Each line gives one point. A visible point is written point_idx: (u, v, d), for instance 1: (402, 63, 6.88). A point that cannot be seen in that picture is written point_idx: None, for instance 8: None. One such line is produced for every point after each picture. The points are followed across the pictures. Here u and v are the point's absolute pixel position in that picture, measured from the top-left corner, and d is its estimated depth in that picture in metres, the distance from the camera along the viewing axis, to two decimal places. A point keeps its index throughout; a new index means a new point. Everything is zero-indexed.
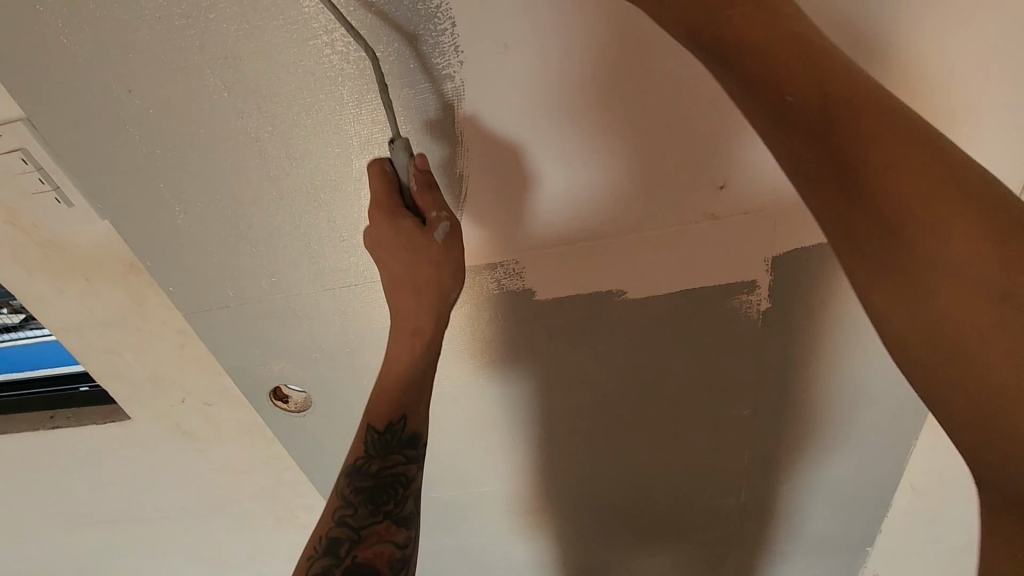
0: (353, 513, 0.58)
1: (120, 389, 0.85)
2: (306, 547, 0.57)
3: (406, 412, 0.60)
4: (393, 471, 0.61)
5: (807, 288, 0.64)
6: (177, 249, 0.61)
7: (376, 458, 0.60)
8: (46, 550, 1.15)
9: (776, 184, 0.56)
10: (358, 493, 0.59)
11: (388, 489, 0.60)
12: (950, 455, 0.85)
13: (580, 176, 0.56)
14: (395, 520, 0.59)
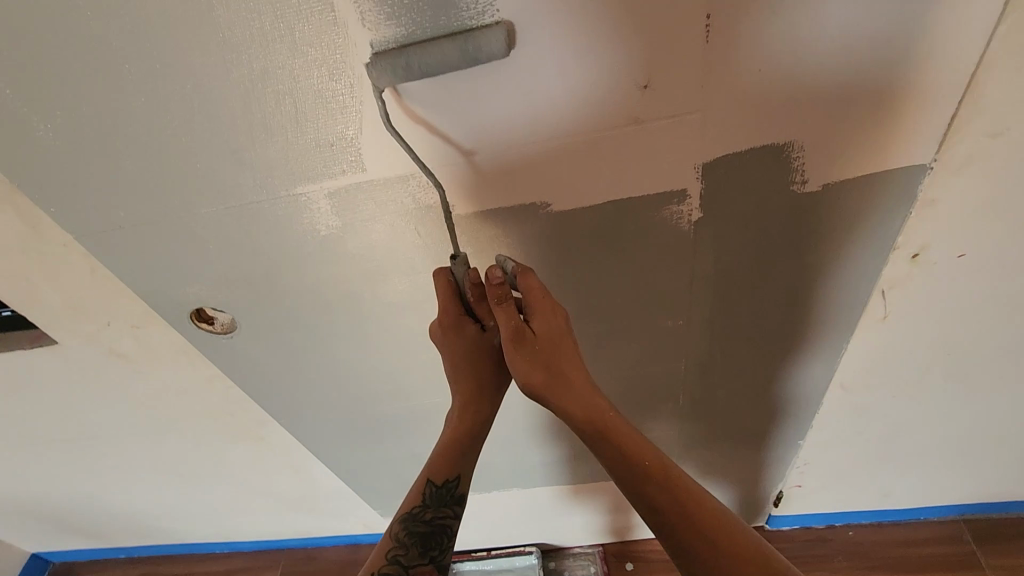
0: (405, 552, 0.74)
1: (39, 313, 0.82)
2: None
3: (460, 472, 0.76)
4: (442, 522, 0.77)
5: (735, 196, 0.62)
6: (51, 168, 0.55)
7: (430, 508, 0.76)
8: (11, 459, 1.18)
9: (706, 84, 0.51)
10: (410, 537, 0.75)
11: (435, 539, 0.76)
12: (879, 358, 0.90)
13: (490, 79, 0.50)
14: (437, 567, 0.74)
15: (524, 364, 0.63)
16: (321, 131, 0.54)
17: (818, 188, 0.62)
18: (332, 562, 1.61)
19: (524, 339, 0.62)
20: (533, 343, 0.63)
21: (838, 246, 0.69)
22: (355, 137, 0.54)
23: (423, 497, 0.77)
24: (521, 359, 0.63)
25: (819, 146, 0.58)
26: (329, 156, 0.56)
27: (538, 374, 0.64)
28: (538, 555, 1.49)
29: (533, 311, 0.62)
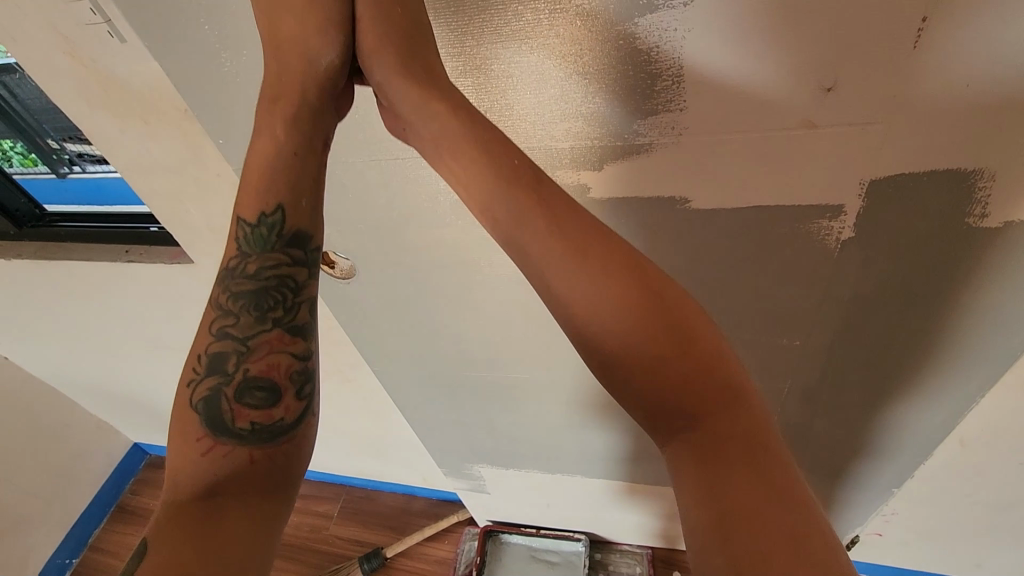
0: (235, 322, 0.57)
1: (183, 232, 0.90)
2: (186, 369, 0.56)
3: (282, 203, 0.56)
4: (277, 273, 0.58)
5: (898, 219, 0.57)
6: (226, 100, 0.59)
7: (252, 258, 0.57)
8: (134, 356, 1.32)
9: (899, 93, 0.47)
10: (239, 298, 0.57)
11: (274, 293, 0.58)
12: (1012, 418, 0.82)
13: (663, 61, 0.48)
14: (286, 329, 0.58)
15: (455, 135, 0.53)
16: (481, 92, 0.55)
17: (997, 225, 0.56)
18: (388, 507, 1.70)
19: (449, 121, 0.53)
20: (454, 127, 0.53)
21: (1004, 293, 0.62)
22: None
23: (239, 243, 0.57)
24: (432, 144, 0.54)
25: (1014, 179, 0.52)
26: (478, 116, 0.57)
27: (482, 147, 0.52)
28: (586, 544, 1.49)
29: (463, 109, 0.55)
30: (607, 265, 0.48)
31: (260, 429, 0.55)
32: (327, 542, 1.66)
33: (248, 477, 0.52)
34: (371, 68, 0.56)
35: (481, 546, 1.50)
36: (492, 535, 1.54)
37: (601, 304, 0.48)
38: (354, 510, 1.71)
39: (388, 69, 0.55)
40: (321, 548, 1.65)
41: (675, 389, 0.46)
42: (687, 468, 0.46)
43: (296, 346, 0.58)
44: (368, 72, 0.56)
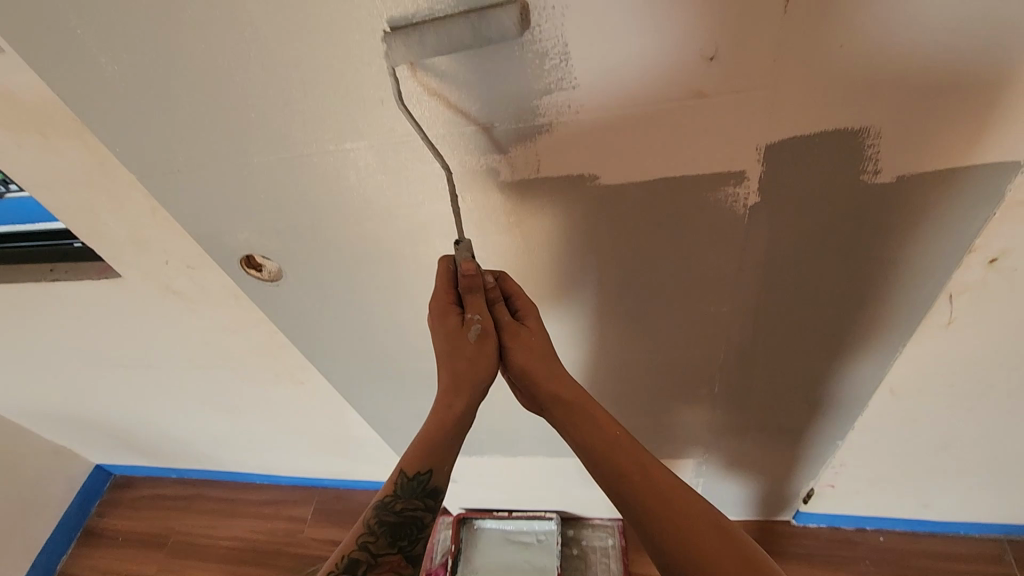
0: (374, 540, 0.71)
1: (104, 246, 0.87)
2: (329, 563, 0.70)
3: (432, 467, 0.72)
4: (413, 514, 0.73)
5: (798, 180, 0.58)
6: (115, 108, 0.57)
7: (399, 500, 0.72)
8: (78, 377, 1.28)
9: (778, 57, 0.48)
10: (381, 525, 0.72)
11: (407, 527, 0.72)
12: (936, 365, 0.85)
13: (548, 41, 0.48)
14: (406, 557, 0.72)
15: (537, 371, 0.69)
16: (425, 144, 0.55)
17: (891, 180, 0.57)
18: (362, 504, 1.70)
19: (520, 333, 0.68)
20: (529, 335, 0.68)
21: (908, 243, 0.65)
22: (370, 171, 0.61)
23: (395, 487, 0.73)
24: (521, 349, 0.68)
25: (898, 133, 0.53)
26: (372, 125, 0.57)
27: (538, 365, 0.69)
28: (558, 522, 1.52)
29: (522, 309, 0.69)
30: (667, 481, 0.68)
31: None
32: (303, 545, 1.65)
33: None
34: (449, 301, 0.65)
35: (455, 534, 1.51)
36: (466, 522, 1.56)
37: (666, 518, 0.65)
38: (328, 510, 1.70)
39: (471, 306, 0.65)
40: (297, 552, 1.64)
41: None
42: None
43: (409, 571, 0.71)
44: (446, 305, 0.65)
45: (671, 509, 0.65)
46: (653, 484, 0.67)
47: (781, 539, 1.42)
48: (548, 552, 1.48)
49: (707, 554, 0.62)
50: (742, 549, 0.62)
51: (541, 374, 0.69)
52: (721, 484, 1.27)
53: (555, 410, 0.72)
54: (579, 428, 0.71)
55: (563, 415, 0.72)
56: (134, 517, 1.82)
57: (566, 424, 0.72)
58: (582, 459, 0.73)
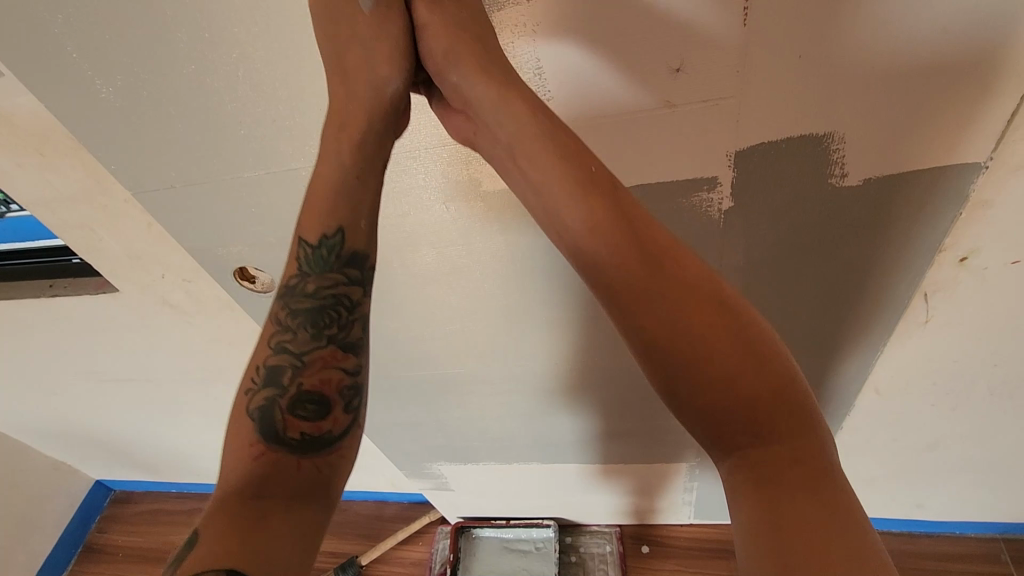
0: (293, 338, 0.57)
1: (102, 261, 0.89)
2: (244, 378, 0.56)
3: (343, 224, 0.56)
4: (330, 291, 0.58)
5: (769, 185, 0.60)
6: (110, 126, 0.60)
7: (311, 279, 0.57)
8: (77, 392, 1.30)
9: (741, 68, 0.50)
10: (297, 318, 0.57)
11: (331, 311, 0.58)
12: (918, 364, 0.86)
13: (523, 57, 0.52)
14: (341, 347, 0.58)
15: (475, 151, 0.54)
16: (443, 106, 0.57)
17: (860, 183, 0.59)
18: (360, 515, 1.70)
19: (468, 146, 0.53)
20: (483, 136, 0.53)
21: (882, 244, 0.66)
22: None
23: (300, 263, 0.58)
24: None
25: (863, 138, 0.55)
26: None
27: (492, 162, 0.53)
28: (555, 530, 1.52)
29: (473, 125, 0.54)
30: (675, 257, 0.47)
31: (308, 440, 0.54)
32: None
33: (291, 480, 0.52)
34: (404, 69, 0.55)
35: (453, 543, 1.52)
36: (464, 531, 1.57)
37: (677, 299, 0.45)
38: None
39: (399, 100, 0.51)
40: None
41: (744, 411, 0.43)
42: (749, 498, 0.42)
43: (347, 363, 0.58)
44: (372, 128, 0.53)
45: (641, 277, 0.46)
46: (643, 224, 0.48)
47: None
48: (546, 560, 1.48)
49: (719, 368, 0.43)
50: (776, 370, 0.43)
51: (483, 137, 0.53)
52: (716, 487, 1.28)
53: (502, 177, 0.54)
54: (531, 155, 0.50)
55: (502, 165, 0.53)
56: (134, 533, 1.82)
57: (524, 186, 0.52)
58: (535, 213, 0.53)
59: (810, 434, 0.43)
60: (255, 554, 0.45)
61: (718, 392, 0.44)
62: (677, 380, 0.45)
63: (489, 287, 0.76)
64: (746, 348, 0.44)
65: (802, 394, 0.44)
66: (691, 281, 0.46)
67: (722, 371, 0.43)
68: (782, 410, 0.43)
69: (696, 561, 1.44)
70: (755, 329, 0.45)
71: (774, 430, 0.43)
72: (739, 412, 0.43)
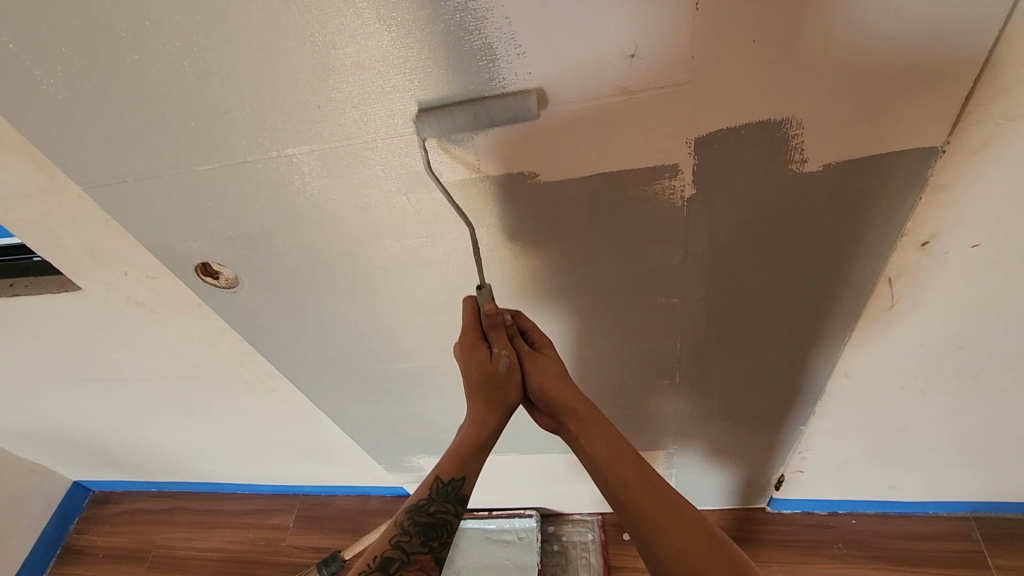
0: (408, 539, 0.79)
1: (62, 259, 0.87)
2: (363, 562, 0.77)
3: (466, 473, 0.81)
4: (444, 517, 0.81)
5: (731, 171, 0.60)
6: (55, 120, 0.58)
7: (435, 502, 0.81)
8: (46, 393, 1.27)
9: (697, 54, 0.50)
10: (415, 526, 0.80)
11: (437, 529, 0.80)
12: (886, 348, 0.87)
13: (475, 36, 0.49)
14: (435, 557, 0.79)
15: (555, 382, 0.77)
16: (412, 83, 0.53)
17: (820, 169, 0.59)
18: (343, 510, 1.70)
19: (541, 361, 0.78)
20: (546, 359, 0.78)
21: (846, 229, 0.66)
22: (315, 179, 0.63)
23: (429, 491, 0.82)
24: (542, 373, 0.77)
25: (822, 123, 0.55)
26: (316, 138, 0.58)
27: (559, 385, 0.77)
28: (537, 519, 1.53)
29: (538, 341, 0.80)
30: (668, 496, 0.74)
31: None
32: (285, 553, 1.65)
33: None
34: (478, 336, 0.74)
35: None
36: None
37: (672, 515, 0.71)
38: (310, 517, 1.70)
39: (498, 341, 0.74)
40: (279, 561, 1.64)
41: None
42: None
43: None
44: (473, 338, 0.74)
45: (640, 490, 0.74)
46: (648, 470, 0.76)
47: (756, 526, 1.44)
48: (528, 549, 1.49)
49: (696, 556, 0.68)
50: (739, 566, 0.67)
51: (557, 386, 0.77)
52: (694, 474, 1.29)
53: (573, 426, 0.79)
54: (590, 437, 0.77)
55: (577, 430, 0.79)
56: (114, 533, 1.80)
57: (579, 437, 0.79)
58: (590, 472, 0.79)
59: None
60: None
61: (694, 559, 0.67)
62: (668, 558, 0.69)
63: (456, 279, 0.76)
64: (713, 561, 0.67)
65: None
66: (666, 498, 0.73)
67: (698, 551, 0.68)
68: None
69: None
70: (724, 545, 0.69)
71: None
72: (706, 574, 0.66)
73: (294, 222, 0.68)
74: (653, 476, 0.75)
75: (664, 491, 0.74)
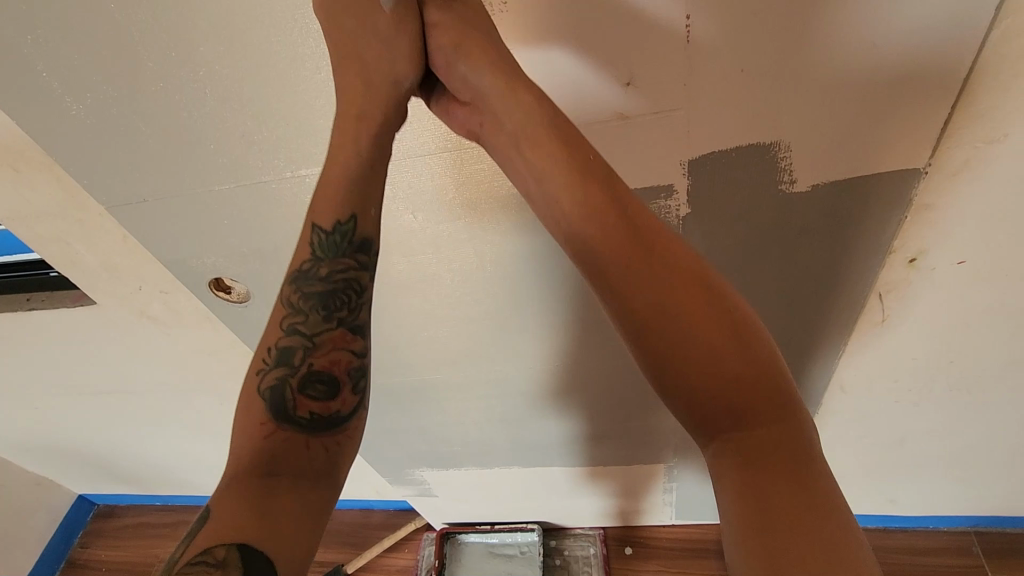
0: (304, 319, 0.59)
1: (78, 275, 0.90)
2: (255, 359, 0.58)
3: (355, 211, 0.57)
4: (344, 275, 0.60)
5: (724, 191, 0.62)
6: (82, 141, 0.61)
7: (324, 262, 0.59)
8: (55, 405, 1.30)
9: (688, 82, 0.53)
10: (308, 298, 0.59)
11: (342, 294, 0.60)
12: (880, 360, 0.89)
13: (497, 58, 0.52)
14: (350, 329, 0.61)
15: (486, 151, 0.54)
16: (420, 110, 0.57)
17: (809, 189, 0.62)
18: (346, 524, 1.70)
19: None
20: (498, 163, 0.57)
21: (839, 247, 0.69)
22: None
23: (312, 247, 0.59)
24: None
25: (808, 147, 0.58)
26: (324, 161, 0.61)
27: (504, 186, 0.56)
28: (539, 534, 1.53)
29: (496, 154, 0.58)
30: (680, 248, 0.48)
31: (319, 418, 0.57)
32: None
33: (301, 459, 0.54)
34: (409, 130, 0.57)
35: (439, 550, 1.52)
36: (449, 537, 1.57)
37: (690, 315, 0.46)
38: None
39: (431, 134, 0.56)
40: None
41: (736, 423, 0.45)
42: (740, 509, 0.44)
43: (356, 344, 0.61)
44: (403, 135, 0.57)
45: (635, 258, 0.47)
46: (653, 232, 0.49)
47: None
48: (530, 564, 1.49)
49: (717, 376, 0.45)
50: (773, 386, 0.45)
51: (491, 146, 0.53)
52: (695, 487, 1.30)
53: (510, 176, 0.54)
54: (554, 183, 0.51)
55: (522, 158, 0.53)
56: (117, 547, 1.81)
57: (527, 181, 0.53)
58: (552, 228, 0.53)
59: (824, 485, 0.43)
60: (272, 522, 0.49)
61: (718, 422, 0.46)
62: (673, 392, 0.47)
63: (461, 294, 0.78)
64: (755, 396, 0.45)
65: (811, 449, 0.45)
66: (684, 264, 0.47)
67: (737, 381, 0.45)
68: (799, 456, 0.44)
69: (679, 562, 1.46)
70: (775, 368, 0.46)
71: (784, 488, 0.43)
72: (729, 410, 0.45)
73: (304, 240, 0.71)
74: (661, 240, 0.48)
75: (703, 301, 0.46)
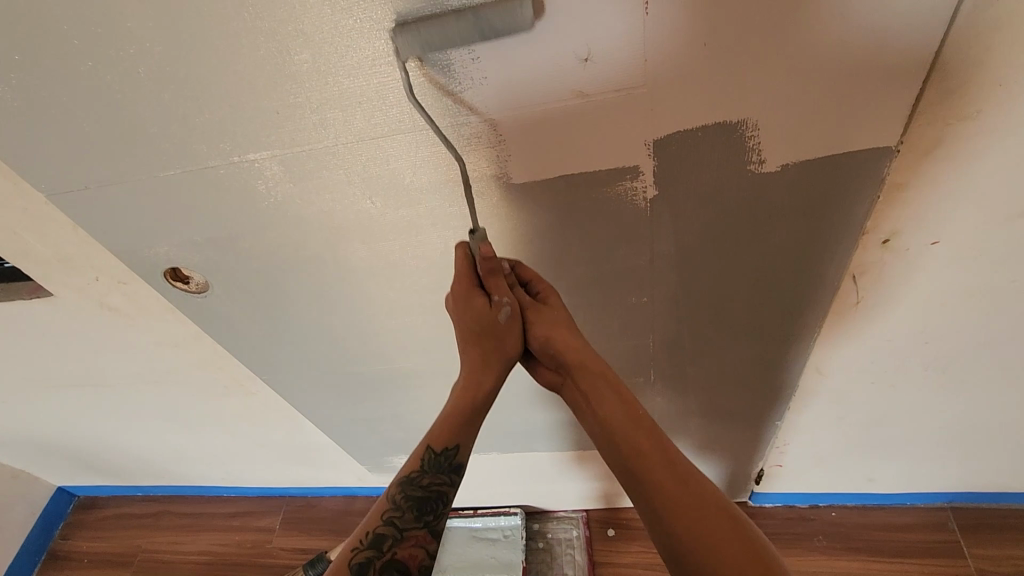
0: (400, 515, 0.70)
1: (32, 266, 0.86)
2: (353, 537, 0.69)
3: (460, 442, 0.72)
4: (438, 488, 0.72)
5: (691, 172, 0.60)
6: (12, 127, 0.57)
7: (428, 474, 0.72)
8: (24, 399, 1.27)
9: (649, 58, 0.50)
10: (408, 499, 0.71)
11: (431, 503, 0.71)
12: (856, 342, 0.88)
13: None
14: (431, 531, 0.70)
15: (560, 336, 0.68)
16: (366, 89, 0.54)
17: (779, 169, 0.60)
18: (329, 510, 1.70)
19: (545, 312, 0.68)
20: (553, 310, 0.68)
21: (811, 228, 0.67)
22: (277, 185, 0.63)
23: (420, 463, 0.72)
24: (546, 325, 0.67)
25: (776, 125, 0.55)
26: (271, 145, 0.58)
27: (567, 338, 0.68)
28: (522, 517, 1.54)
29: (543, 291, 0.70)
30: (707, 489, 0.61)
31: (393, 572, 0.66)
32: (271, 555, 1.64)
33: None
34: (471, 286, 0.65)
35: None
36: None
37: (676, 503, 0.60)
38: (295, 519, 1.70)
39: (497, 289, 0.65)
40: (265, 562, 1.63)
41: (726, 563, 0.56)
42: None
43: (432, 546, 0.70)
44: (469, 289, 0.64)
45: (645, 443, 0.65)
46: (674, 454, 0.64)
47: None
48: (513, 547, 1.50)
49: (716, 544, 0.57)
50: (764, 552, 0.56)
51: (563, 341, 0.68)
52: None
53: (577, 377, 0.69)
54: (603, 398, 0.68)
55: (584, 388, 0.69)
56: (100, 538, 1.79)
57: (582, 398, 0.70)
58: (597, 435, 0.70)
59: None
60: None
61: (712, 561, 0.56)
62: (670, 529, 0.60)
63: (426, 282, 0.76)
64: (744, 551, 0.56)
65: None
66: (710, 492, 0.61)
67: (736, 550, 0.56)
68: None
69: None
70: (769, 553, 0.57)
71: None
72: (716, 548, 0.57)
73: (258, 227, 0.68)
74: (677, 456, 0.64)
75: (684, 467, 0.63)
